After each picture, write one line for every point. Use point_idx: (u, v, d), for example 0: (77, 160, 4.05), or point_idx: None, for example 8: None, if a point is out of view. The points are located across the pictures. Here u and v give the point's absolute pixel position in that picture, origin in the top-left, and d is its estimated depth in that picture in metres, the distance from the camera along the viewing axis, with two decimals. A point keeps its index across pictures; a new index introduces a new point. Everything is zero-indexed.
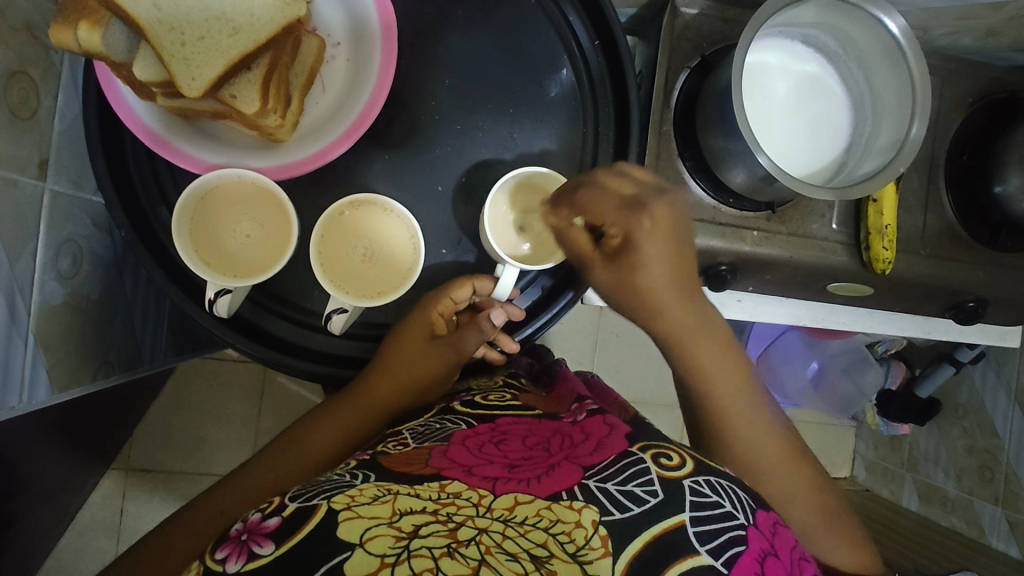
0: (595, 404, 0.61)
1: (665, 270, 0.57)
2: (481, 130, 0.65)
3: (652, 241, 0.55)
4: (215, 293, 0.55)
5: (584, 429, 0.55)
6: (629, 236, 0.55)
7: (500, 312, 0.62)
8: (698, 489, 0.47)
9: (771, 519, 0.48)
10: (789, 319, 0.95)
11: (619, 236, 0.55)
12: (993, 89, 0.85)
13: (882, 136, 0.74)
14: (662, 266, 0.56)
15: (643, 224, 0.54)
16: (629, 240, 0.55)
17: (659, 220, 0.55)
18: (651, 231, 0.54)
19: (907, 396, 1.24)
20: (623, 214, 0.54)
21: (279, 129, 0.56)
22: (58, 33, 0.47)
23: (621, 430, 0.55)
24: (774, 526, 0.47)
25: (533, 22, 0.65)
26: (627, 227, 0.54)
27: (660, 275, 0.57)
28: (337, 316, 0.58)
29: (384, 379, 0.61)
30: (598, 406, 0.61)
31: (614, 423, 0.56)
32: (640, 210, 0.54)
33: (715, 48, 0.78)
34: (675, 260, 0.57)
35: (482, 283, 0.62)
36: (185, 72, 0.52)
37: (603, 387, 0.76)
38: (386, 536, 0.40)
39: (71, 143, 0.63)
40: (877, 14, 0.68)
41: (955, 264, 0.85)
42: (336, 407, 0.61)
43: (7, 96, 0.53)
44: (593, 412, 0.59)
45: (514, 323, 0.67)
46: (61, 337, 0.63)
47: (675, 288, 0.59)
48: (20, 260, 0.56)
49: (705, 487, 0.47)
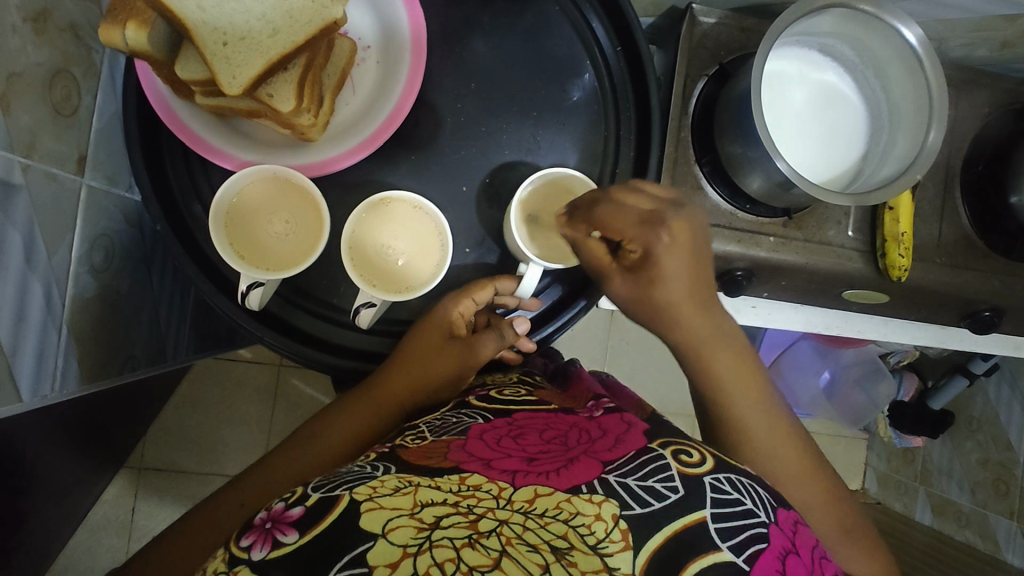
0: (611, 403, 0.62)
1: (681, 286, 0.57)
2: (505, 132, 0.66)
3: (671, 255, 0.55)
4: (249, 285, 0.55)
5: (601, 425, 0.55)
6: (649, 250, 0.55)
7: (523, 320, 0.64)
8: (718, 487, 0.47)
9: (791, 516, 0.48)
10: (803, 326, 0.96)
11: (638, 251, 0.56)
12: (1009, 99, 0.86)
13: (900, 144, 0.75)
14: (679, 282, 0.56)
15: (663, 238, 0.54)
16: (647, 254, 0.55)
17: (678, 234, 0.54)
18: (670, 245, 0.54)
19: (919, 408, 1.25)
20: (641, 229, 0.54)
21: (311, 128, 0.57)
22: (107, 33, 0.49)
23: (639, 427, 0.55)
24: (794, 525, 0.47)
25: (557, 29, 0.67)
26: (646, 242, 0.55)
27: (677, 292, 0.57)
28: (366, 310, 0.59)
29: (407, 377, 0.62)
30: (615, 404, 0.62)
31: (632, 421, 0.57)
32: (659, 226, 0.54)
33: (733, 56, 0.80)
34: (690, 277, 0.56)
35: (505, 283, 0.63)
36: (225, 71, 0.54)
37: (618, 386, 0.77)
38: (407, 526, 0.41)
39: (107, 141, 0.65)
40: (895, 23, 0.69)
41: (970, 273, 0.85)
42: (356, 401, 0.62)
43: (52, 93, 0.54)
44: (610, 409, 0.60)
45: (534, 325, 0.69)
46: (90, 330, 0.65)
47: (698, 309, 0.59)
48: (58, 252, 0.57)
49: (726, 485, 0.47)
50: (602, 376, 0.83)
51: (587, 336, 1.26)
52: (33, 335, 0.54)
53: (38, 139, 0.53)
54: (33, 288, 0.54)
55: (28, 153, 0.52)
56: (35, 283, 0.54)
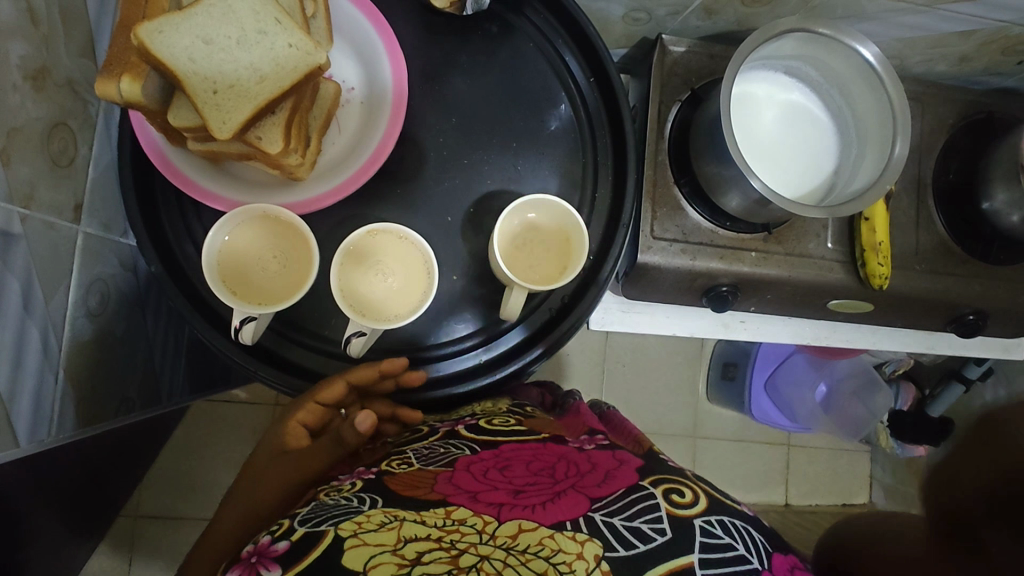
0: (606, 438, 0.63)
1: None
2: (488, 163, 0.69)
3: None
4: (240, 321, 0.56)
5: (591, 459, 0.57)
6: None
7: (361, 418, 0.64)
8: (709, 530, 0.47)
9: (789, 563, 0.47)
10: (793, 338, 0.98)
11: None
12: (972, 111, 0.89)
13: (868, 158, 0.78)
14: None
15: None
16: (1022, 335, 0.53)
17: None
18: None
19: (919, 416, 1.22)
20: None
21: (299, 168, 0.60)
22: (104, 86, 0.52)
23: (632, 464, 0.56)
24: (792, 571, 0.46)
25: (532, 63, 0.70)
26: None
27: None
28: (356, 339, 0.60)
29: (248, 490, 0.64)
30: (609, 441, 0.63)
31: (624, 458, 0.58)
32: None
33: (703, 82, 0.83)
34: None
35: (353, 377, 0.62)
36: (216, 117, 0.56)
37: (620, 419, 0.78)
38: (389, 563, 0.42)
39: (103, 190, 0.67)
40: (852, 44, 0.72)
41: (951, 278, 0.87)
42: (272, 466, 0.65)
43: (49, 146, 0.57)
44: (603, 446, 0.61)
45: (475, 371, 0.68)
46: (85, 374, 0.66)
47: None
48: (55, 298, 0.59)
49: (717, 528, 0.48)
50: (603, 411, 0.85)
51: (583, 358, 1.27)
52: (30, 381, 0.55)
53: (35, 189, 0.55)
54: (30, 333, 0.55)
55: (26, 204, 0.54)
56: (32, 328, 0.55)
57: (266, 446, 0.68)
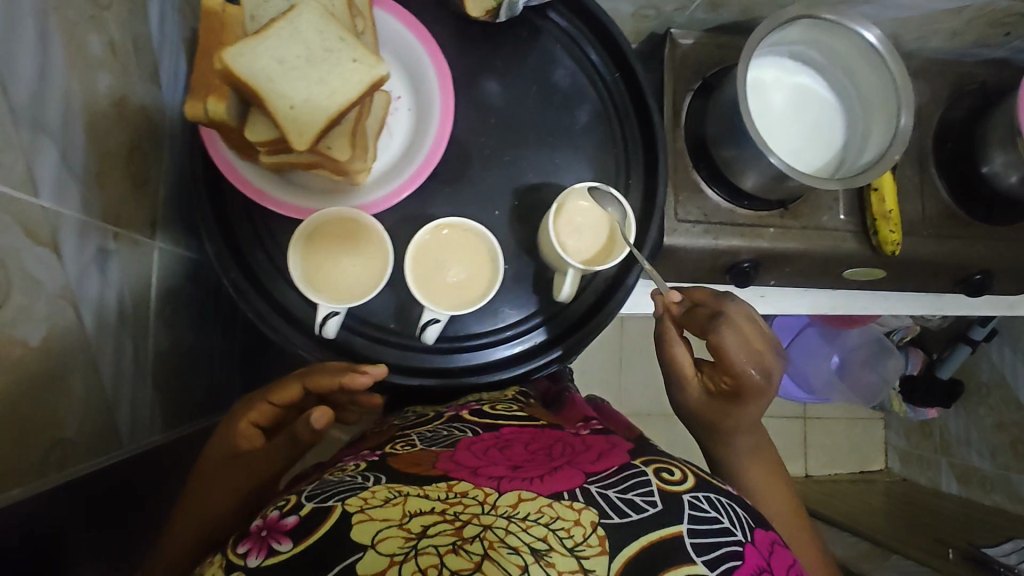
0: (601, 425, 0.67)
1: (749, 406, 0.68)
2: (526, 159, 0.74)
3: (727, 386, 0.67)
4: (325, 316, 0.61)
5: (585, 441, 0.59)
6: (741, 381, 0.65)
7: (318, 415, 0.59)
8: (697, 505, 0.49)
9: (769, 537, 0.51)
10: (811, 309, 1.03)
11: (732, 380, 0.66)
12: (967, 83, 0.95)
13: (875, 131, 0.84)
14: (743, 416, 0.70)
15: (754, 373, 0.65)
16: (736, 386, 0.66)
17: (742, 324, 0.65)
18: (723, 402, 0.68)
19: (930, 378, 1.28)
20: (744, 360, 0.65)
21: (361, 173, 0.65)
22: (193, 108, 0.57)
23: (622, 447, 0.58)
24: (772, 544, 0.50)
25: (560, 63, 0.75)
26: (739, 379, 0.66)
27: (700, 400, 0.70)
28: (433, 325, 0.65)
29: (194, 501, 0.61)
30: (603, 427, 0.67)
31: (615, 442, 0.60)
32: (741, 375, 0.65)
33: (714, 69, 0.88)
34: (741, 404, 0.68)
35: (314, 380, 0.62)
36: (294, 128, 0.59)
37: (611, 412, 0.82)
38: (396, 537, 0.43)
39: (172, 207, 0.72)
40: (855, 27, 0.78)
41: (956, 241, 0.93)
42: (228, 468, 0.62)
43: (131, 168, 0.61)
44: (597, 430, 0.65)
45: (505, 363, 0.73)
46: (164, 381, 0.70)
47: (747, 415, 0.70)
48: (138, 309, 0.63)
49: (704, 503, 0.50)
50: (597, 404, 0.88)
51: (605, 344, 1.32)
52: None
53: (123, 209, 0.59)
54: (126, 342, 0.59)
55: (117, 223, 0.58)
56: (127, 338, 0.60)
57: (209, 454, 0.62)
